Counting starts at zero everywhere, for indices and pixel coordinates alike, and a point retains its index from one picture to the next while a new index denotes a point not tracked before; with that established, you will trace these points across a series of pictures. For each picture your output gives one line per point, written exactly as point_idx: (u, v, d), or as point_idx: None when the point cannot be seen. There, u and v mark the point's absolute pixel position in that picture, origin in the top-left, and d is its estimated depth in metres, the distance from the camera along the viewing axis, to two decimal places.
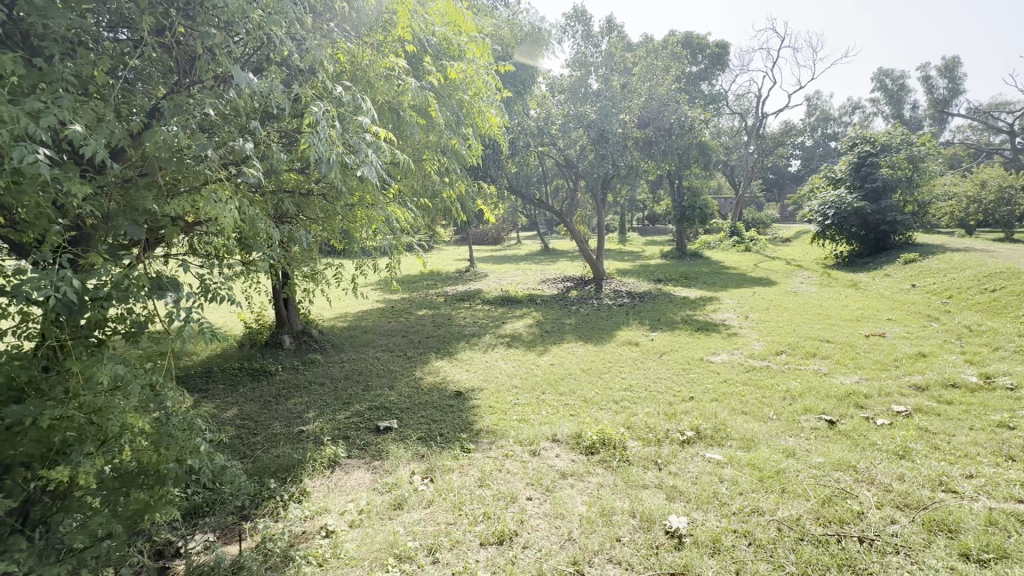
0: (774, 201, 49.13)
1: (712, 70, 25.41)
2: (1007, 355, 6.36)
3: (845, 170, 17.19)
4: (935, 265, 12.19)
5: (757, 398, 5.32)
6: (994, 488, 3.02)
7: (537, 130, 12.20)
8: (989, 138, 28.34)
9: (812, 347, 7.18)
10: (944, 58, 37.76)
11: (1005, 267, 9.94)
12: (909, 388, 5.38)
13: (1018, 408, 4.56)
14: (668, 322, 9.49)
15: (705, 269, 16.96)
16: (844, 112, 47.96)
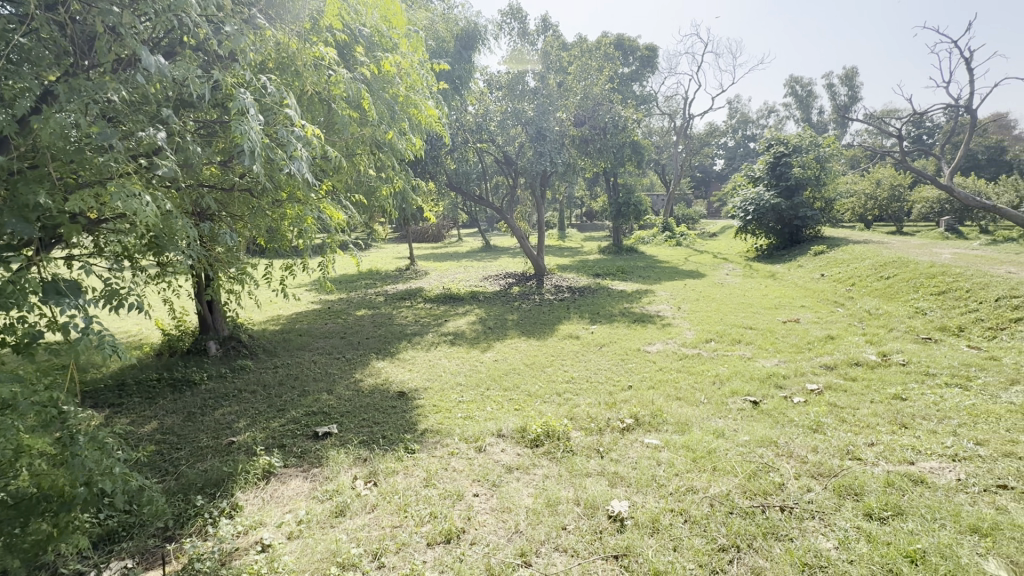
0: (702, 198, 52.10)
1: (643, 72, 26.48)
2: (899, 334, 7.15)
3: (762, 169, 18.52)
4: (839, 256, 13.45)
5: (689, 384, 5.64)
6: (891, 453, 3.38)
7: (475, 126, 12.18)
8: (882, 141, 31.62)
9: (738, 334, 7.71)
10: (844, 68, 41.71)
11: (896, 257, 11.17)
12: (820, 367, 5.92)
13: (909, 381, 5.15)
14: (606, 315, 9.83)
15: (641, 263, 17.68)
16: (761, 115, 51.64)
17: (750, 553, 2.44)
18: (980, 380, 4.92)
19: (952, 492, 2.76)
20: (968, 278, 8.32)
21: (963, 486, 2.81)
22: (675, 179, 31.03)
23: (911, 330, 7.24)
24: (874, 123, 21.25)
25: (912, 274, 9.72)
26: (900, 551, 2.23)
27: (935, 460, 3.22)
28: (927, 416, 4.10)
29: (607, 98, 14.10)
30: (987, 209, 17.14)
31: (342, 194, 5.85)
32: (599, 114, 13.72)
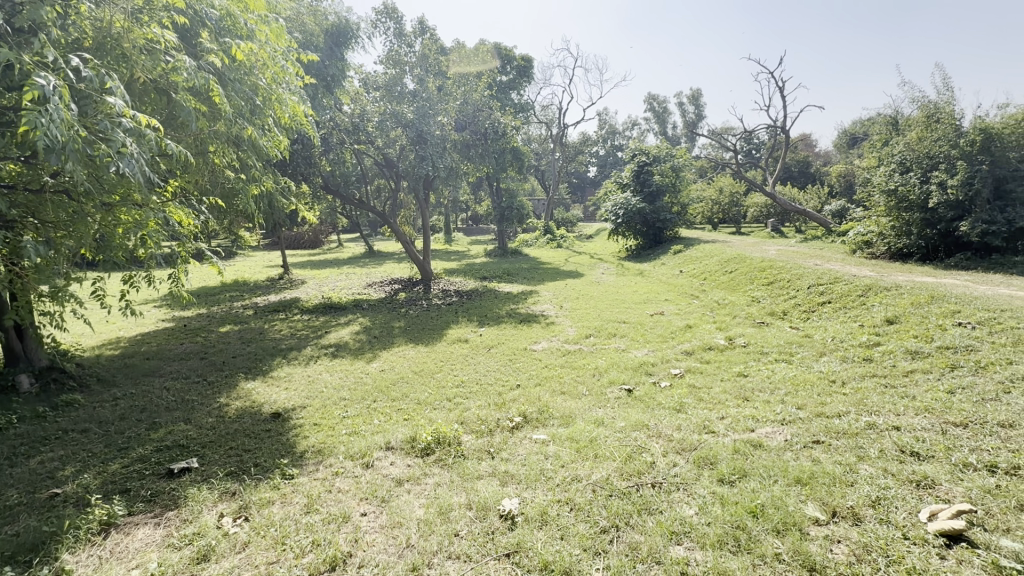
0: (578, 202, 55.70)
1: (519, 81, 27.48)
2: (741, 320, 8.34)
3: (628, 177, 20.31)
4: (693, 254, 15.29)
5: (572, 378, 5.97)
6: (736, 424, 3.92)
7: (351, 127, 11.66)
8: (722, 154, 36.64)
9: (613, 328, 8.36)
10: (690, 89, 47.55)
11: (737, 254, 12.99)
12: (682, 354, 6.65)
13: (749, 360, 6.01)
14: (494, 317, 10.01)
15: (525, 265, 18.33)
16: (626, 127, 56.78)
17: (628, 530, 2.62)
18: (800, 355, 5.92)
19: (782, 451, 3.27)
20: (788, 270, 9.96)
21: (790, 445, 3.34)
22: (553, 185, 32.65)
23: (749, 316, 8.47)
24: (715, 139, 24.48)
25: (749, 267, 11.36)
26: (745, 508, 2.56)
27: (770, 426, 3.80)
28: (764, 389, 4.81)
29: (487, 105, 14.40)
30: (800, 212, 20.75)
31: (193, 196, 5.16)
32: (479, 120, 13.98)
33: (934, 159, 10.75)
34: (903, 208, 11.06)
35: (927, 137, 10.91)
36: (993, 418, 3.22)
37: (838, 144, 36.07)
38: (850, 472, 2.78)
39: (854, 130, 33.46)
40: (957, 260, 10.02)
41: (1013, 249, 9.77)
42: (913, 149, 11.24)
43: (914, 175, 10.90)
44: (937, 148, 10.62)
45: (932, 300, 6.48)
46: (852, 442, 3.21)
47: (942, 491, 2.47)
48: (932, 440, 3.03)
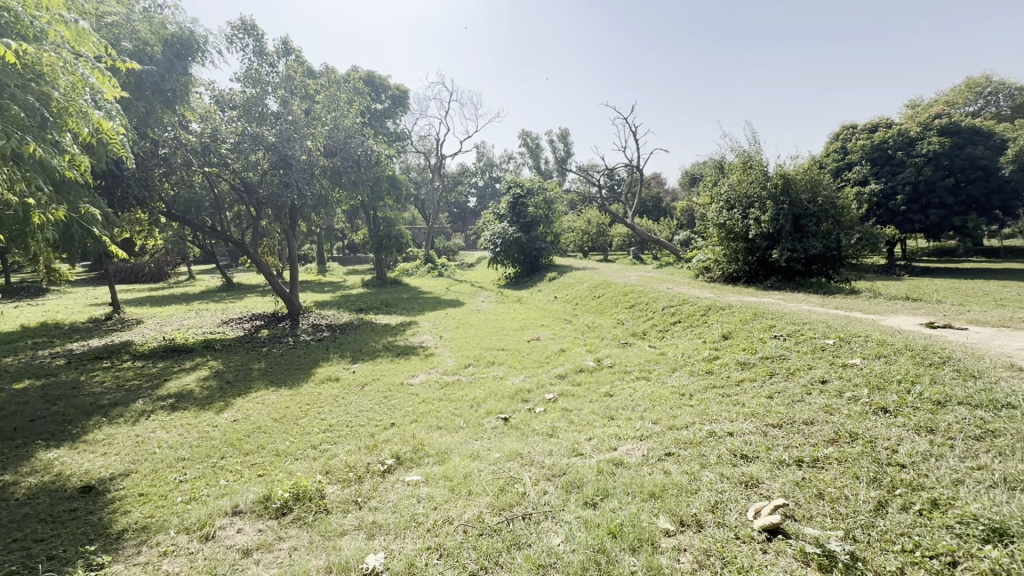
0: (460, 231, 56.36)
1: (395, 110, 27.38)
2: (608, 341, 8.98)
3: (505, 208, 21.04)
4: (567, 280, 16.23)
5: (449, 411, 5.82)
6: (601, 443, 4.13)
7: (202, 148, 10.37)
8: (589, 188, 40.10)
9: (491, 357, 8.42)
10: (559, 129, 51.47)
11: (604, 280, 14.05)
12: (556, 378, 6.90)
13: (614, 380, 6.44)
14: (369, 352, 9.46)
15: (405, 295, 17.85)
16: (502, 160, 59.42)
17: (497, 570, 2.55)
18: (656, 371, 6.51)
19: (640, 467, 3.49)
20: (646, 294, 11.03)
21: (646, 460, 3.60)
22: (434, 214, 32.54)
23: (615, 338, 9.16)
24: (582, 174, 26.61)
25: (614, 292, 12.34)
26: (606, 529, 2.65)
27: (630, 443, 4.06)
28: (626, 406, 5.16)
29: (359, 132, 14.01)
30: (655, 242, 23.32)
31: None
32: (350, 147, 13.50)
33: (751, 199, 12.80)
34: (731, 239, 12.96)
35: (745, 180, 12.99)
36: (799, 417, 3.81)
37: (682, 183, 41.65)
38: (694, 481, 3.06)
39: (694, 170, 38.87)
40: (773, 282, 12.03)
41: (810, 272, 12.18)
42: (735, 190, 13.26)
43: (737, 211, 12.87)
44: (752, 190, 12.71)
45: (755, 317, 7.60)
46: (697, 451, 3.56)
47: (764, 488, 2.82)
48: (756, 442, 3.48)
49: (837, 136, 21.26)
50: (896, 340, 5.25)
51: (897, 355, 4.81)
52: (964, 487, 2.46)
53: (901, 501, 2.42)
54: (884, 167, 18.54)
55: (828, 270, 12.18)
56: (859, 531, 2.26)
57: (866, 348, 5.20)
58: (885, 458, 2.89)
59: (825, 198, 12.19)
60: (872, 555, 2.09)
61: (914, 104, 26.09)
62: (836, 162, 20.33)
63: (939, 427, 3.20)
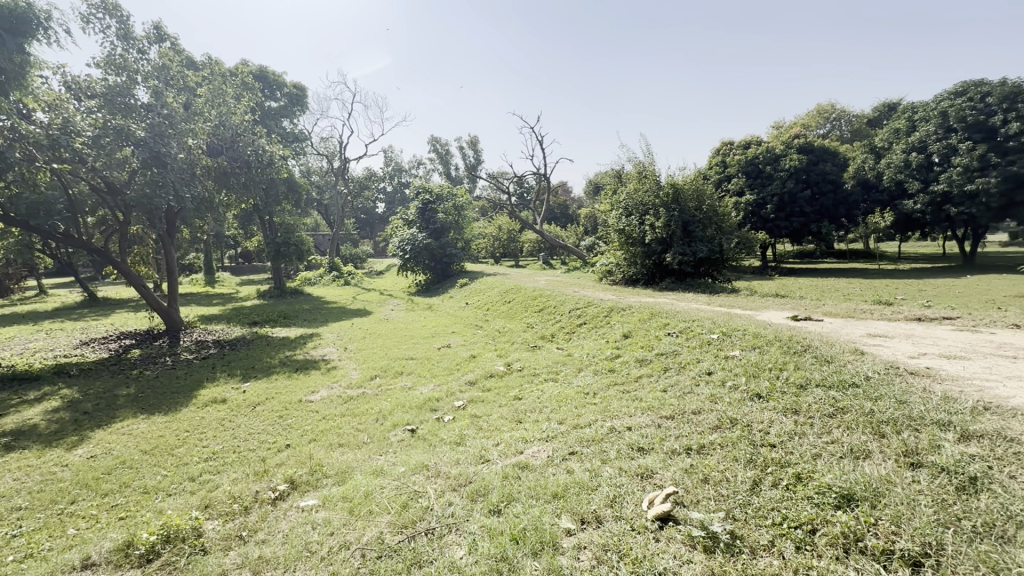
0: (368, 239, 54.17)
1: (292, 109, 25.68)
2: (518, 345, 9.08)
3: (414, 214, 20.56)
4: (478, 287, 16.22)
5: (353, 427, 5.48)
6: (509, 448, 4.12)
7: (47, 140, 8.90)
8: (500, 195, 40.73)
9: (399, 367, 8.11)
10: (469, 135, 51.59)
11: (514, 285, 14.23)
12: (466, 385, 6.81)
13: (523, 383, 6.49)
14: (263, 369, 8.65)
15: (306, 306, 16.70)
16: (412, 165, 58.16)
17: None
18: (563, 372, 6.68)
19: (544, 468, 3.52)
20: (553, 298, 11.36)
21: (551, 460, 3.64)
22: (338, 220, 30.91)
23: (525, 341, 9.28)
24: (492, 181, 26.87)
25: (523, 297, 12.54)
26: (508, 536, 2.62)
27: (536, 445, 4.08)
28: (534, 409, 5.20)
29: (248, 130, 12.87)
30: (563, 247, 24.14)
31: None
32: (239, 146, 12.35)
33: (647, 207, 13.71)
34: (630, 244, 13.78)
35: (640, 189, 13.87)
36: (689, 407, 4.09)
37: (586, 191, 43.70)
38: (595, 477, 3.13)
39: (596, 180, 40.96)
40: (667, 284, 12.98)
41: (698, 274, 13.33)
42: (633, 198, 14.08)
43: (635, 218, 13.72)
44: (648, 199, 13.62)
45: (652, 316, 8.12)
46: (598, 447, 3.67)
47: (658, 478, 2.96)
48: (651, 434, 3.68)
49: (718, 151, 23.60)
50: (767, 332, 5.87)
51: (768, 346, 5.37)
52: (821, 460, 2.77)
53: (772, 478, 2.66)
54: (756, 180, 20.90)
55: (713, 271, 13.41)
56: (738, 510, 2.44)
57: (744, 341, 5.75)
58: (759, 439, 3.18)
59: (709, 207, 13.44)
60: (748, 532, 2.26)
61: (777, 125, 29.81)
62: (718, 174, 22.51)
63: (801, 407, 3.61)
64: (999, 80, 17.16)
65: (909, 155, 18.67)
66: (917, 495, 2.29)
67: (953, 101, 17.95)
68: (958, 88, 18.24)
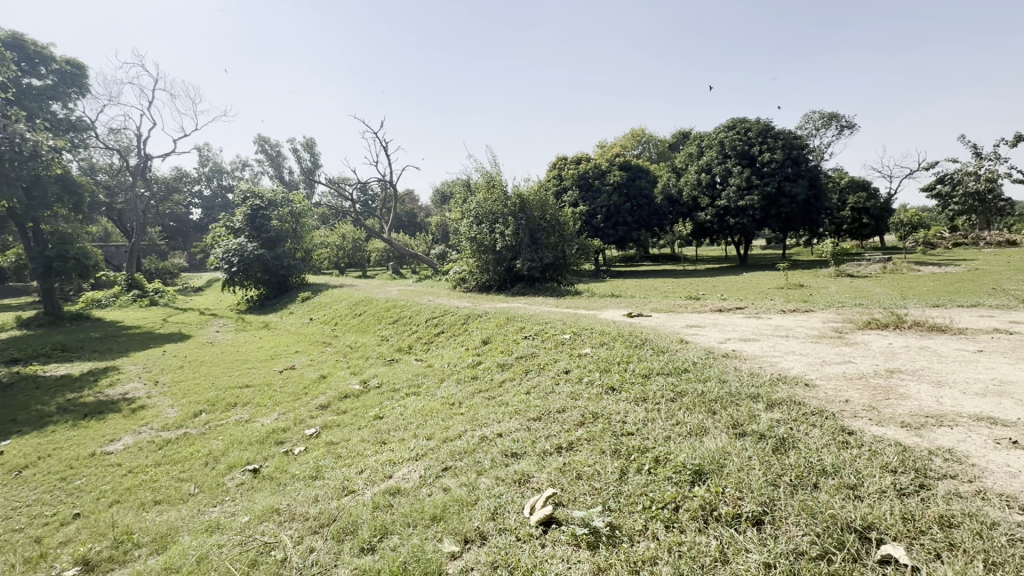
0: (179, 250, 46.17)
1: (65, 90, 20.65)
2: (374, 360, 8.55)
3: (241, 221, 18.12)
4: (323, 300, 14.92)
5: (172, 478, 4.50)
6: (375, 474, 3.79)
7: None
8: (342, 203, 38.40)
9: (232, 397, 6.97)
10: (303, 137, 47.51)
11: (364, 296, 13.44)
12: (317, 410, 6.13)
13: (384, 400, 6.10)
14: (29, 421, 6.63)
15: (95, 334, 13.43)
16: (235, 166, 51.33)
17: None
18: (425, 385, 6.45)
19: (418, 490, 3.31)
20: (408, 308, 11.00)
21: (423, 481, 3.44)
22: (137, 228, 25.66)
23: (380, 356, 8.77)
24: (333, 187, 25.13)
25: (376, 309, 11.88)
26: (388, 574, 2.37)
27: (406, 466, 3.84)
28: (398, 427, 4.91)
29: None
30: (413, 256, 23.67)
31: None
32: None
33: (496, 216, 14.18)
34: (481, 252, 14.04)
35: (489, 198, 14.20)
36: (553, 407, 4.25)
37: (435, 200, 43.70)
38: (473, 491, 3.04)
39: (443, 189, 41.26)
40: (518, 289, 13.58)
41: (546, 278, 14.20)
42: (482, 207, 14.34)
43: (485, 226, 14.06)
44: (497, 208, 14.07)
45: (508, 320, 8.37)
46: (471, 459, 3.59)
47: (534, 482, 2.99)
48: (523, 438, 3.72)
49: (555, 165, 25.62)
50: (611, 329, 6.47)
51: (613, 341, 5.92)
52: (671, 442, 3.10)
53: (636, 465, 2.89)
54: (587, 192, 23.19)
55: (558, 276, 14.43)
56: (612, 501, 2.59)
57: (592, 339, 6.26)
58: (619, 430, 3.44)
59: (551, 216, 14.46)
60: (625, 521, 2.40)
61: (601, 145, 33.58)
62: (556, 187, 24.38)
63: (648, 395, 4.02)
64: (756, 119, 21.87)
65: (701, 175, 22.64)
66: (747, 460, 2.70)
67: (727, 133, 22.32)
68: (730, 123, 22.73)
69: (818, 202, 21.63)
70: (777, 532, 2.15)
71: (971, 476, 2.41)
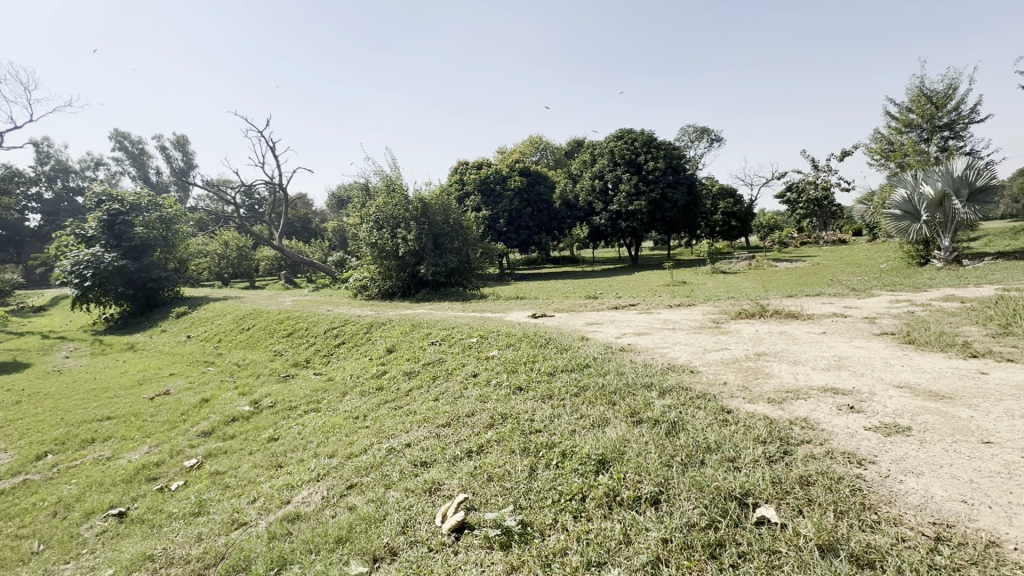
0: (11, 263, 38.64)
1: None
2: (265, 378, 7.85)
3: (95, 228, 15.66)
4: (203, 315, 13.40)
5: (7, 536, 3.73)
6: (270, 501, 3.48)
7: None
8: (223, 207, 34.90)
9: (88, 433, 5.97)
10: (173, 133, 42.35)
11: (252, 309, 12.31)
12: (198, 438, 5.48)
13: (278, 421, 5.62)
14: None
15: None
16: (84, 164, 44.23)
17: None
18: (325, 400, 6.05)
19: (320, 513, 3.10)
20: (304, 319, 10.27)
21: (326, 502, 3.22)
22: None
23: (274, 372, 8.08)
24: (212, 190, 22.69)
25: (266, 322, 10.93)
26: None
27: (306, 488, 3.57)
28: (295, 448, 4.55)
29: None
30: (308, 264, 22.18)
31: None
32: None
33: (397, 220, 13.77)
34: (383, 258, 13.55)
35: (390, 203, 13.76)
36: (462, 411, 4.22)
37: (330, 204, 41.42)
38: (381, 507, 2.91)
39: (340, 193, 39.26)
40: (423, 295, 13.33)
41: (451, 283, 14.11)
42: (382, 211, 13.84)
43: (386, 231, 13.61)
44: (398, 212, 13.68)
45: (413, 327, 8.17)
46: (378, 473, 3.43)
47: (445, 489, 2.94)
48: (432, 446, 3.64)
49: (456, 170, 25.62)
50: (517, 331, 6.60)
51: (519, 343, 6.04)
52: (576, 435, 3.23)
53: (544, 461, 2.97)
54: (489, 197, 23.48)
55: (463, 280, 14.41)
56: (523, 498, 2.63)
57: (499, 341, 6.33)
58: (527, 428, 3.51)
59: (454, 220, 14.41)
60: (536, 517, 2.45)
61: (501, 151, 34.20)
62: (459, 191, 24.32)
63: (554, 392, 4.15)
64: (641, 131, 23.70)
65: (595, 181, 23.99)
66: (645, 445, 2.90)
67: (616, 142, 23.91)
68: (619, 133, 24.40)
69: (696, 207, 24.00)
70: (671, 508, 2.33)
71: (822, 440, 2.82)
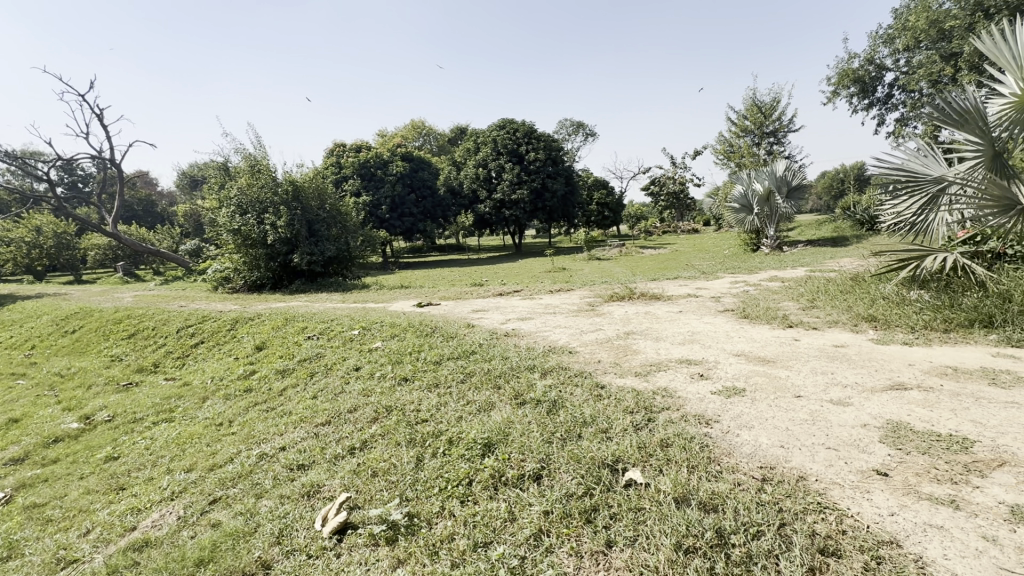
0: None
1: None
2: (100, 388, 6.65)
3: None
4: (7, 317, 10.90)
5: None
6: (109, 530, 2.97)
7: None
8: (31, 185, 28.48)
9: None
10: None
11: (80, 307, 10.33)
12: (6, 467, 4.48)
13: (118, 436, 4.81)
14: None
15: None
16: None
17: None
18: (181, 408, 5.32)
19: (175, 535, 2.73)
20: (149, 317, 8.89)
21: (182, 523, 2.85)
22: None
23: (110, 381, 6.87)
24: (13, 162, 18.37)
25: (99, 322, 9.25)
26: None
27: (156, 510, 3.11)
28: (142, 465, 3.95)
29: None
30: (154, 254, 19.18)
31: None
32: None
33: (263, 204, 12.46)
34: (248, 246, 12.23)
35: (254, 184, 12.40)
36: (343, 408, 4.00)
37: (180, 185, 36.11)
38: (251, 519, 2.66)
39: (192, 172, 34.45)
40: (297, 285, 12.41)
41: (329, 272, 13.39)
42: (245, 194, 12.40)
43: (250, 216, 12.26)
44: (264, 195, 12.40)
45: (286, 321, 7.53)
46: (247, 482, 3.13)
47: (325, 491, 2.78)
48: (310, 447, 3.41)
49: (331, 152, 23.95)
50: (401, 321, 6.42)
51: (404, 333, 5.89)
52: (462, 421, 3.26)
53: (431, 450, 2.95)
54: (370, 182, 22.34)
55: (342, 270, 13.74)
56: (409, 490, 2.59)
57: (383, 332, 6.10)
58: (413, 419, 3.45)
59: (330, 206, 13.49)
60: (422, 507, 2.43)
61: (381, 135, 32.68)
62: (335, 174, 22.71)
63: (441, 380, 4.14)
64: (521, 121, 24.31)
65: (478, 170, 24.10)
66: (527, 425, 3.03)
67: (498, 132, 24.27)
68: (501, 122, 24.73)
69: (573, 198, 25.45)
70: (552, 482, 2.47)
71: (678, 406, 3.19)
